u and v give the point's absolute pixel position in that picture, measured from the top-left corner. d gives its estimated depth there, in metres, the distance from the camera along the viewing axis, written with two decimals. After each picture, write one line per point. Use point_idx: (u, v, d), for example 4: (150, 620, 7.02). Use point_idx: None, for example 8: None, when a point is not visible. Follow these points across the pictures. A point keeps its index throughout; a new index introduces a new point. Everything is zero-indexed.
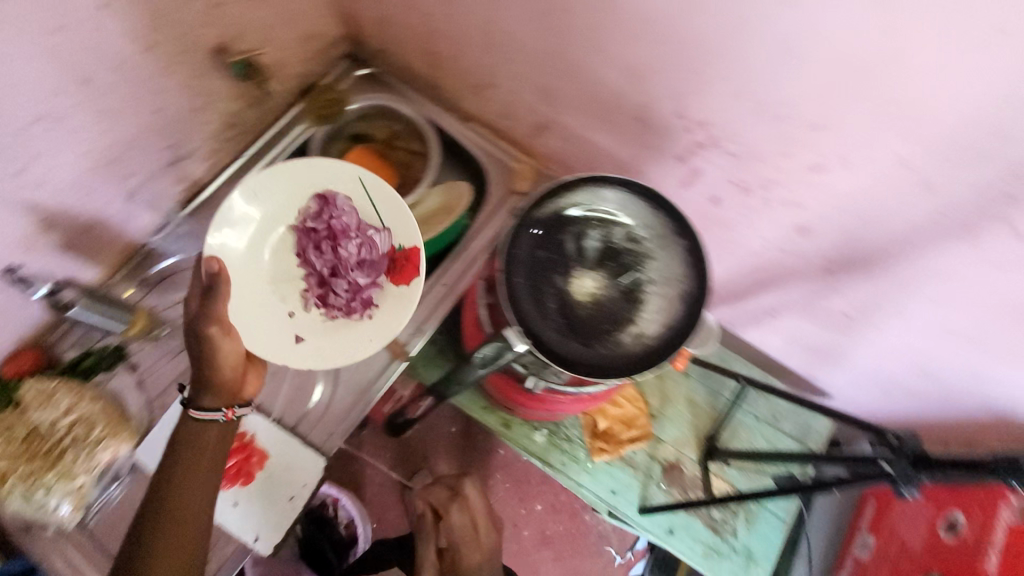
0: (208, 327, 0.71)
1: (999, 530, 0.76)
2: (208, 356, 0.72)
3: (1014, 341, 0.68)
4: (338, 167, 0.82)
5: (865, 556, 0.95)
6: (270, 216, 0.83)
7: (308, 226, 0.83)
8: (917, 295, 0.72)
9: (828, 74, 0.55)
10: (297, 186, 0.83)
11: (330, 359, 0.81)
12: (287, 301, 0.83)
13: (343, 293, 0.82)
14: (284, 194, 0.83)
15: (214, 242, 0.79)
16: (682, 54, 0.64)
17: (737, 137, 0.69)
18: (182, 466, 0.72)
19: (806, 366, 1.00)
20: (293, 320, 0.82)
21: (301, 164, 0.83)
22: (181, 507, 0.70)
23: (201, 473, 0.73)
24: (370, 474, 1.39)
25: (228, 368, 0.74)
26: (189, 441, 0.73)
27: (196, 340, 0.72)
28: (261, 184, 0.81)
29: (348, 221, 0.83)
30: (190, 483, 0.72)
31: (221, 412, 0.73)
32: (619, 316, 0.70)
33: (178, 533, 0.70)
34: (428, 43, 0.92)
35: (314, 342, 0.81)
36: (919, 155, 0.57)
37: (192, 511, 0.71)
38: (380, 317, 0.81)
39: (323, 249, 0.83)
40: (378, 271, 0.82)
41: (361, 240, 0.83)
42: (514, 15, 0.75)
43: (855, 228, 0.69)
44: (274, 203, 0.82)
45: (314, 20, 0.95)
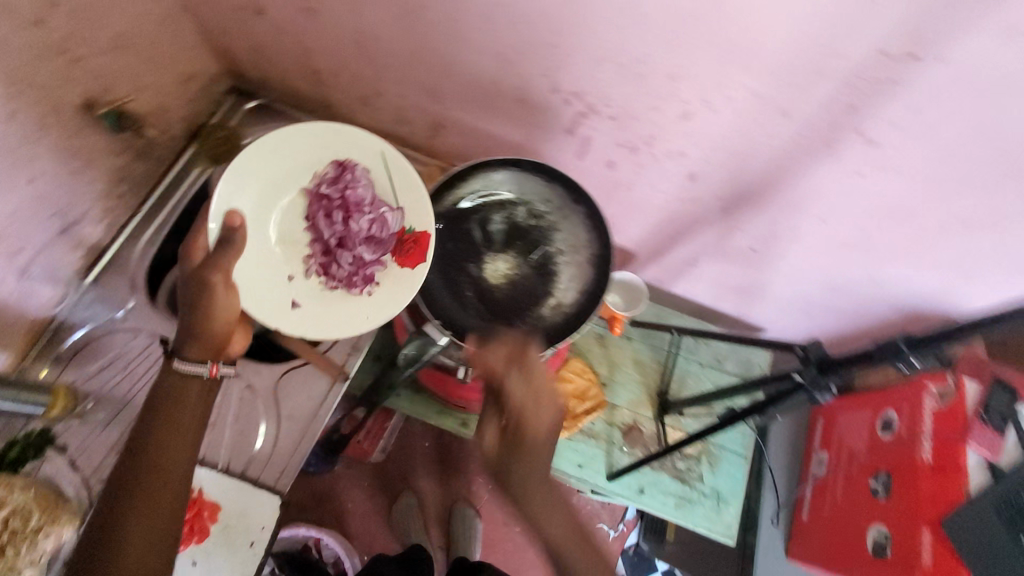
0: (207, 276, 0.63)
1: (926, 418, 0.82)
2: (191, 309, 0.63)
3: (898, 239, 0.74)
4: (359, 139, 0.73)
5: (822, 472, 1.02)
6: (263, 180, 0.71)
7: (321, 192, 0.73)
8: (806, 215, 0.77)
9: (671, 24, 0.59)
10: (321, 147, 0.73)
11: (322, 331, 0.70)
12: (289, 262, 0.73)
13: (346, 266, 0.72)
14: (296, 159, 0.73)
15: (221, 193, 0.68)
16: (537, 31, 0.67)
17: (611, 101, 0.72)
18: (157, 435, 0.63)
19: (737, 307, 1.06)
20: (290, 284, 0.72)
21: (318, 131, 0.72)
22: (149, 498, 0.60)
23: (178, 458, 0.63)
24: (350, 508, 1.35)
25: (220, 326, 0.64)
26: (166, 417, 0.64)
27: (189, 292, 0.63)
28: (286, 140, 0.71)
29: (364, 193, 0.73)
30: (165, 454, 0.63)
31: (205, 365, 0.64)
32: (535, 293, 0.73)
33: (141, 532, 0.59)
34: (308, 63, 0.92)
35: (310, 311, 0.71)
36: (768, 85, 0.61)
37: (161, 506, 0.61)
38: (381, 296, 0.71)
39: (334, 217, 0.73)
40: (388, 248, 0.72)
41: (373, 216, 0.73)
42: (378, 22, 0.76)
43: (738, 164, 0.73)
44: (278, 166, 0.72)
45: (187, 60, 0.95)
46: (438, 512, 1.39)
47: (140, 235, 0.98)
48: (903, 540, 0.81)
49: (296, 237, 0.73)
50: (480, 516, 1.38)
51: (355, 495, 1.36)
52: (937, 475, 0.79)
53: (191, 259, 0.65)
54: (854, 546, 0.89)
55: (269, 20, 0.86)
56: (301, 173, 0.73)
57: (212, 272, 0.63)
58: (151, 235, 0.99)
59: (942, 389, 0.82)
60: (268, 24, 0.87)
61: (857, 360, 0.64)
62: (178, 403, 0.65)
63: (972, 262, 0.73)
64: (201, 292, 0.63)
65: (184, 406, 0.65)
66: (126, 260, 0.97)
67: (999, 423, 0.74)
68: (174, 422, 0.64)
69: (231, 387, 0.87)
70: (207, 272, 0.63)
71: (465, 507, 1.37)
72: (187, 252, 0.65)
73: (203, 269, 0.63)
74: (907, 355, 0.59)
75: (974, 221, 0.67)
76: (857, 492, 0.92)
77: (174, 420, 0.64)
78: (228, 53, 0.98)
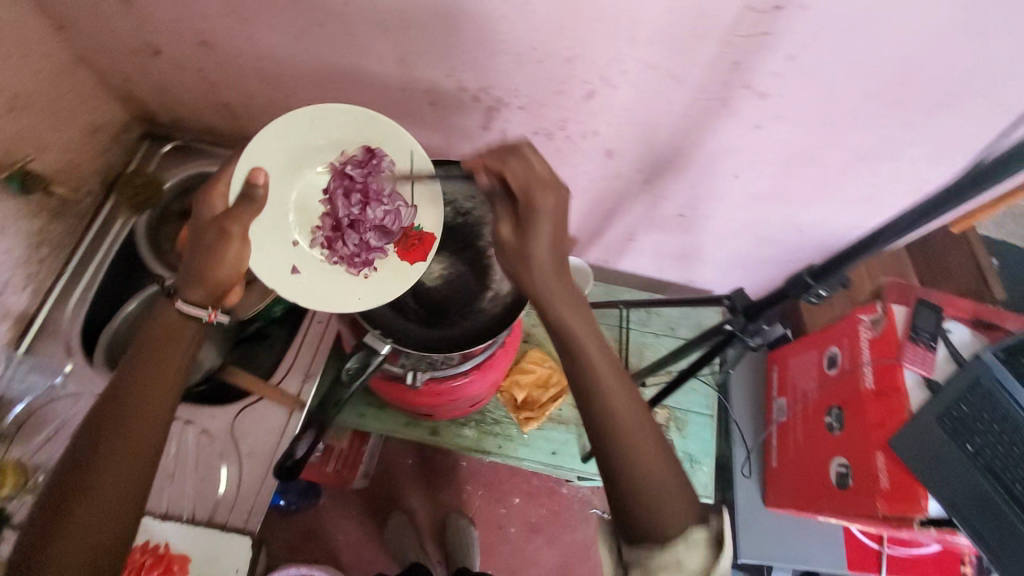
0: (225, 228, 0.56)
1: (864, 349, 0.89)
2: (203, 253, 0.56)
3: (807, 182, 0.78)
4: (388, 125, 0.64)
5: (784, 418, 1.08)
6: (292, 150, 0.64)
7: (345, 169, 0.66)
8: (722, 173, 0.80)
9: (550, 8, 0.60)
10: (352, 127, 0.65)
11: (320, 300, 0.66)
12: (299, 224, 0.68)
13: (352, 247, 0.68)
14: (318, 137, 0.65)
15: (249, 149, 0.61)
16: (429, 34, 0.67)
17: (516, 90, 0.74)
18: (144, 370, 0.55)
19: (682, 273, 1.11)
20: (294, 249, 0.67)
21: (350, 116, 0.64)
22: (115, 467, 0.51)
23: (151, 422, 0.54)
24: (342, 539, 1.32)
25: (229, 273, 0.57)
26: (139, 371, 0.55)
27: (203, 240, 0.56)
28: (323, 116, 0.64)
29: (385, 181, 0.67)
30: (149, 392, 0.54)
31: (208, 311, 0.57)
32: (472, 288, 0.74)
33: (99, 509, 0.50)
34: (216, 97, 0.91)
35: (310, 281, 0.67)
36: (656, 54, 0.63)
37: (126, 478, 0.51)
38: (377, 285, 0.68)
39: (352, 197, 0.67)
40: (396, 241, 0.68)
41: (392, 208, 0.67)
42: (277, 45, 0.76)
43: (648, 133, 0.75)
44: (301, 140, 0.64)
45: (93, 112, 0.94)
46: (432, 527, 1.35)
47: (68, 295, 0.95)
48: (861, 465, 0.86)
49: (315, 205, 0.68)
50: (476, 524, 1.35)
51: (346, 525, 1.34)
52: (881, 398, 0.86)
53: (205, 206, 0.59)
54: (819, 481, 0.94)
55: (167, 58, 0.84)
56: (324, 148, 0.66)
57: (227, 225, 0.56)
58: (80, 294, 0.96)
59: (873, 318, 0.90)
60: (168, 63, 0.86)
61: (774, 304, 0.65)
62: (159, 353, 0.56)
63: (879, 192, 0.77)
64: (213, 242, 0.56)
65: (162, 359, 0.56)
66: (56, 322, 0.94)
67: (925, 340, 0.83)
68: (149, 377, 0.55)
69: (185, 433, 0.88)
70: (225, 224, 0.56)
71: (458, 518, 1.34)
72: (206, 199, 0.59)
73: (220, 219, 0.56)
74: (812, 287, 0.59)
75: (871, 155, 0.71)
76: (816, 430, 0.98)
77: (150, 375, 0.55)
78: (134, 98, 0.97)
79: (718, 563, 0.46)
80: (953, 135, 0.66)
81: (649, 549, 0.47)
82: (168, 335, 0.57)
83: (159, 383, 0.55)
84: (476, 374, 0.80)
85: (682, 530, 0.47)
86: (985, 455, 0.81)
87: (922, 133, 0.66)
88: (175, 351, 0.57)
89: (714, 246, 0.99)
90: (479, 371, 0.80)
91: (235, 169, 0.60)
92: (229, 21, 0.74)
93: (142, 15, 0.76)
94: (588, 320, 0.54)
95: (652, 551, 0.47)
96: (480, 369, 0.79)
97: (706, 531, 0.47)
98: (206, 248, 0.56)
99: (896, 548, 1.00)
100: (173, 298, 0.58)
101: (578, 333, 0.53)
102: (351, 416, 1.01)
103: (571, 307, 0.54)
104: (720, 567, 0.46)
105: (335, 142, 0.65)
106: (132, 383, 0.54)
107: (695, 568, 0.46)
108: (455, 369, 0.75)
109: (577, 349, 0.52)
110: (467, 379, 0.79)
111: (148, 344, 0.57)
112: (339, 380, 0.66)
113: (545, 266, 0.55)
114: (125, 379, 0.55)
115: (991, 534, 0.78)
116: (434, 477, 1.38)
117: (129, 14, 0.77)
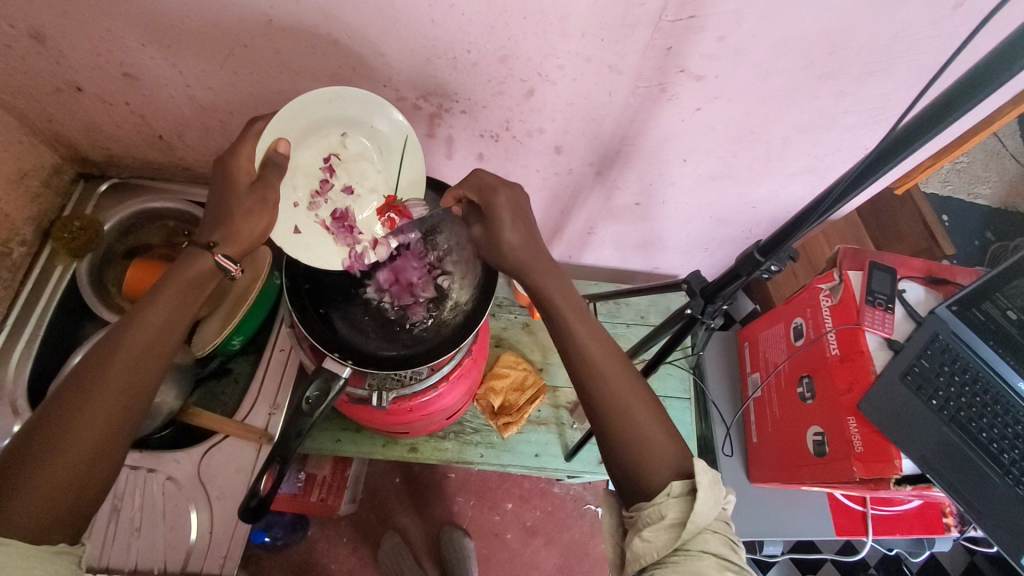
0: (264, 196, 0.59)
1: (828, 316, 0.92)
2: (241, 217, 0.59)
3: (753, 159, 0.79)
4: (390, 114, 0.65)
5: (759, 393, 1.09)
6: (304, 122, 0.62)
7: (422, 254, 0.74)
8: (671, 155, 0.79)
9: (477, 10, 0.58)
10: (359, 109, 0.64)
11: (318, 262, 0.68)
12: (295, 187, 0.65)
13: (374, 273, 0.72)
14: (329, 115, 0.63)
15: (276, 117, 0.58)
16: (358, 46, 0.65)
17: (456, 95, 0.72)
18: (162, 305, 0.55)
19: (647, 258, 1.12)
20: (292, 210, 0.65)
21: (364, 100, 0.63)
22: (100, 410, 0.48)
23: (150, 373, 0.52)
24: (335, 570, 1.28)
25: (256, 239, 0.60)
26: (146, 316, 0.53)
27: (243, 203, 0.59)
28: (344, 98, 0.62)
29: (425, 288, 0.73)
30: (161, 330, 0.54)
31: (236, 267, 0.59)
32: (433, 300, 0.73)
33: (78, 450, 0.47)
34: (149, 130, 0.88)
35: (310, 242, 0.67)
36: (589, 46, 0.61)
37: (108, 425, 0.49)
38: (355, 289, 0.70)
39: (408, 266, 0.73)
40: (405, 302, 0.72)
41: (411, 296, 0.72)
42: (204, 71, 0.73)
43: (593, 128, 0.75)
44: (321, 115, 0.62)
45: (19, 157, 0.89)
46: (426, 544, 1.32)
47: (9, 352, 0.91)
48: (835, 431, 0.87)
49: (313, 172, 0.65)
50: (471, 534, 1.33)
51: (338, 554, 1.30)
52: (847, 364, 0.88)
53: (231, 172, 0.59)
54: (798, 451, 0.95)
55: (91, 94, 0.80)
56: (327, 126, 0.64)
57: (266, 193, 0.59)
58: (24, 349, 0.92)
59: (832, 286, 0.92)
60: (94, 100, 0.82)
61: (731, 285, 0.65)
62: (173, 300, 0.55)
63: (823, 162, 0.79)
64: (253, 207, 0.59)
65: (174, 307, 0.55)
66: None
67: (882, 301, 0.86)
68: (156, 326, 0.53)
69: (151, 481, 0.87)
70: (265, 194, 0.59)
71: (452, 530, 1.32)
72: (234, 161, 0.59)
73: (258, 187, 0.59)
74: (762, 263, 0.60)
75: (809, 127, 0.72)
76: (790, 402, 0.99)
77: (157, 323, 0.54)
78: (62, 139, 0.93)
79: (693, 512, 0.46)
80: (883, 99, 0.67)
81: (637, 508, 0.49)
82: (187, 285, 0.57)
83: (164, 333, 0.54)
84: (446, 385, 0.78)
85: (663, 484, 0.49)
86: (950, 407, 0.87)
87: (855, 101, 0.67)
88: (186, 302, 0.56)
89: (673, 231, 1.01)
90: (448, 383, 0.78)
91: (262, 137, 0.59)
92: (149, 51, 0.70)
93: (56, 53, 0.72)
94: (595, 327, 0.57)
95: (638, 507, 0.49)
96: (450, 380, 0.78)
97: (684, 481, 0.48)
98: (246, 211, 0.59)
99: (879, 507, 1.01)
100: (209, 249, 0.58)
101: (582, 340, 0.56)
102: (326, 443, 0.98)
103: (577, 316, 0.58)
104: (696, 515, 0.46)
105: (340, 124, 0.64)
106: (137, 327, 0.52)
107: (673, 520, 0.47)
108: (422, 383, 0.74)
109: (589, 353, 0.55)
110: (438, 392, 0.77)
111: (164, 288, 0.56)
112: (299, 411, 0.62)
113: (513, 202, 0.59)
114: (128, 323, 0.53)
115: (962, 483, 0.83)
116: (424, 491, 1.36)
117: (41, 53, 0.72)
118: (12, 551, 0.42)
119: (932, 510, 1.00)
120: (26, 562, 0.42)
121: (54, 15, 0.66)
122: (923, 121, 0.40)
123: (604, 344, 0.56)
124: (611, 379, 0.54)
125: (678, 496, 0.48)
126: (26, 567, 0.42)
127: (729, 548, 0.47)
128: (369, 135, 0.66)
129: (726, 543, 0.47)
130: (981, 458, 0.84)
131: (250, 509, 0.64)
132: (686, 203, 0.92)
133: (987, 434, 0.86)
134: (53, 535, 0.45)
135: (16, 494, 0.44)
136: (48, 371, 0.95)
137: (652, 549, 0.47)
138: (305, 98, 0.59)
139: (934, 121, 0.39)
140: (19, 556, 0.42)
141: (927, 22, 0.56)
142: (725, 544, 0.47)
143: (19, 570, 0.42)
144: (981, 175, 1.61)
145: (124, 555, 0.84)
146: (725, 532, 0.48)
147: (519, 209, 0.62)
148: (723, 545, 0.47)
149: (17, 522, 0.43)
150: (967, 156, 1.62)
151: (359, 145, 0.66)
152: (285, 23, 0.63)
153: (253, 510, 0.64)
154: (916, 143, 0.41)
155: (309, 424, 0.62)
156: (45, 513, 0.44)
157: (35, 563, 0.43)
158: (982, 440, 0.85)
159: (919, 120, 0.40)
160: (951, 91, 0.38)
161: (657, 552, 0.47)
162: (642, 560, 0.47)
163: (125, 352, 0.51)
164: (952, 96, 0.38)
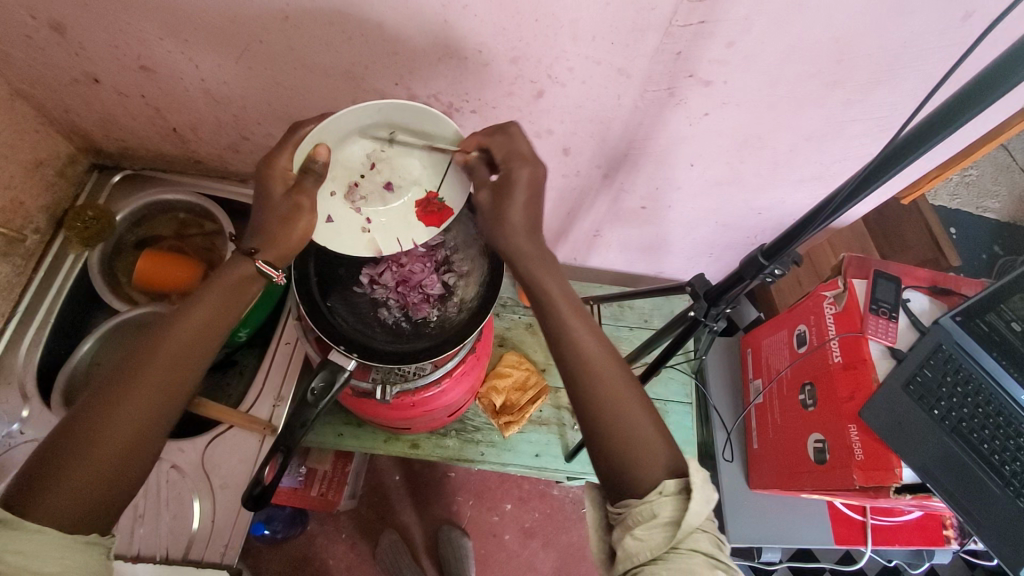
0: (297, 201, 0.58)
1: (829, 322, 0.92)
2: (279, 224, 0.58)
3: (759, 165, 0.80)
4: (443, 124, 0.61)
5: (760, 400, 1.09)
6: (348, 126, 0.62)
7: (429, 251, 0.75)
8: (678, 159, 0.80)
9: (489, 11, 0.59)
10: (407, 116, 0.62)
11: (352, 251, 0.68)
12: (335, 178, 0.66)
13: (385, 275, 0.73)
14: (375, 119, 0.62)
15: (320, 125, 0.59)
16: (371, 43, 0.65)
17: (466, 95, 0.72)
18: (205, 305, 0.54)
19: (650, 263, 1.14)
20: (330, 199, 0.66)
21: (412, 110, 0.61)
22: (137, 409, 0.49)
23: (188, 376, 0.52)
24: (334, 565, 1.29)
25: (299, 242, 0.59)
26: (192, 316, 0.54)
27: (277, 211, 0.58)
28: (390, 107, 0.61)
29: (434, 288, 0.74)
30: (201, 332, 0.53)
31: (278, 273, 0.58)
32: (440, 296, 0.74)
33: (111, 445, 0.47)
34: (164, 123, 0.89)
35: (342, 232, 0.67)
36: (598, 49, 0.62)
37: (144, 424, 0.49)
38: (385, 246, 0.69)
39: (415, 265, 0.74)
40: (411, 300, 0.73)
41: (421, 296, 0.73)
42: (219, 65, 0.74)
43: (600, 131, 0.76)
44: (367, 118, 0.62)
45: (34, 148, 0.91)
46: (425, 542, 1.33)
47: (20, 338, 0.93)
48: (835, 438, 0.87)
49: (354, 167, 0.66)
50: (470, 534, 1.33)
51: (337, 550, 1.30)
52: (849, 372, 0.89)
53: (268, 182, 0.58)
54: (798, 458, 0.95)
55: (108, 86, 0.82)
56: (377, 125, 0.63)
57: (300, 199, 0.58)
58: (34, 335, 0.94)
59: (836, 293, 0.93)
60: (111, 92, 0.83)
61: (733, 287, 0.65)
62: (218, 301, 0.55)
63: (830, 170, 0.80)
64: (288, 214, 0.58)
65: (218, 309, 0.55)
66: (10, 366, 0.91)
67: (886, 310, 0.87)
68: (197, 325, 0.53)
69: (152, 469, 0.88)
70: (299, 200, 0.58)
71: (450, 529, 1.32)
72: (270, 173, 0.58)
73: (293, 193, 0.58)
74: (766, 267, 0.60)
75: (817, 134, 0.73)
76: (789, 408, 1.00)
77: (200, 322, 0.54)
78: (78, 130, 0.94)
79: (688, 513, 0.46)
80: (891, 107, 0.67)
81: (628, 504, 0.49)
82: (231, 288, 0.56)
83: (205, 333, 0.54)
84: (449, 382, 0.79)
85: (656, 483, 0.49)
86: (952, 418, 0.87)
87: (864, 109, 0.68)
88: (230, 305, 0.56)
89: (679, 235, 1.02)
90: (451, 379, 0.79)
91: (300, 145, 0.59)
92: (167, 44, 0.71)
93: (75, 44, 0.74)
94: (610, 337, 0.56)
95: (629, 504, 0.49)
96: (453, 377, 0.79)
97: (677, 481, 0.48)
98: (281, 221, 0.58)
99: (879, 518, 1.01)
100: (251, 256, 0.57)
101: (593, 342, 0.55)
102: (328, 436, 0.99)
103: (581, 320, 0.56)
104: (691, 516, 0.46)
105: (388, 124, 0.63)
106: (182, 326, 0.53)
107: (667, 519, 0.47)
108: (427, 377, 0.75)
109: (595, 356, 0.53)
110: (440, 388, 0.78)
111: (213, 288, 0.56)
112: (304, 402, 0.62)
113: (528, 200, 0.58)
114: (177, 321, 0.53)
115: (965, 495, 0.83)
116: (423, 489, 1.37)
117: (61, 44, 0.74)
118: (43, 539, 0.43)
119: (932, 521, 1.00)
120: (56, 552, 0.44)
121: (76, 8, 0.67)
122: (923, 130, 0.40)
123: (608, 348, 0.55)
124: (621, 382, 0.53)
125: (671, 495, 0.48)
126: (57, 556, 0.44)
127: (716, 546, 0.48)
128: (426, 142, 0.64)
129: (712, 541, 0.48)
130: (984, 469, 0.85)
131: (258, 490, 0.64)
132: (694, 207, 0.92)
133: (989, 445, 0.86)
134: (82, 526, 0.46)
135: (55, 481, 0.45)
136: (55, 358, 0.97)
137: (645, 547, 0.47)
138: (352, 109, 0.59)
139: (922, 139, 0.40)
140: (48, 547, 0.43)
141: (935, 32, 0.57)
142: (712, 542, 0.48)
143: (50, 559, 0.43)
144: (989, 189, 1.60)
145: (125, 542, 0.84)
146: (711, 530, 0.49)
147: (525, 196, 0.58)
148: (713, 545, 0.47)
149: (51, 508, 0.44)
150: (976, 169, 1.61)
151: (406, 146, 0.65)
152: (301, 20, 0.64)
153: (257, 497, 0.65)
154: (908, 157, 0.42)
155: (315, 412, 0.62)
156: (76, 505, 0.45)
157: (65, 552, 0.44)
158: (984, 452, 0.86)
159: (910, 135, 0.41)
160: (942, 107, 0.39)
161: (650, 552, 0.47)
162: (633, 559, 0.47)
163: (167, 349, 0.51)
164: (943, 111, 0.39)
